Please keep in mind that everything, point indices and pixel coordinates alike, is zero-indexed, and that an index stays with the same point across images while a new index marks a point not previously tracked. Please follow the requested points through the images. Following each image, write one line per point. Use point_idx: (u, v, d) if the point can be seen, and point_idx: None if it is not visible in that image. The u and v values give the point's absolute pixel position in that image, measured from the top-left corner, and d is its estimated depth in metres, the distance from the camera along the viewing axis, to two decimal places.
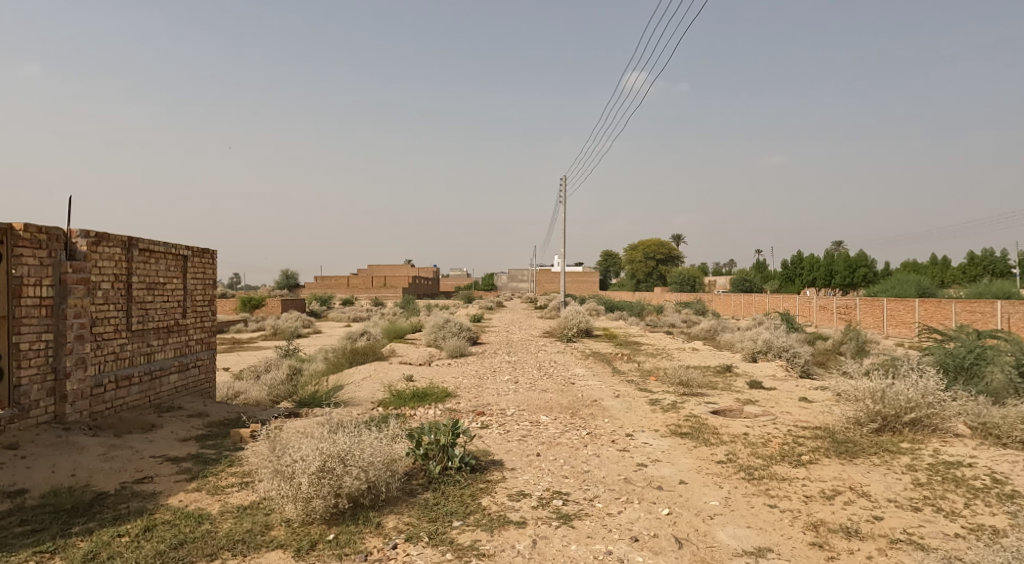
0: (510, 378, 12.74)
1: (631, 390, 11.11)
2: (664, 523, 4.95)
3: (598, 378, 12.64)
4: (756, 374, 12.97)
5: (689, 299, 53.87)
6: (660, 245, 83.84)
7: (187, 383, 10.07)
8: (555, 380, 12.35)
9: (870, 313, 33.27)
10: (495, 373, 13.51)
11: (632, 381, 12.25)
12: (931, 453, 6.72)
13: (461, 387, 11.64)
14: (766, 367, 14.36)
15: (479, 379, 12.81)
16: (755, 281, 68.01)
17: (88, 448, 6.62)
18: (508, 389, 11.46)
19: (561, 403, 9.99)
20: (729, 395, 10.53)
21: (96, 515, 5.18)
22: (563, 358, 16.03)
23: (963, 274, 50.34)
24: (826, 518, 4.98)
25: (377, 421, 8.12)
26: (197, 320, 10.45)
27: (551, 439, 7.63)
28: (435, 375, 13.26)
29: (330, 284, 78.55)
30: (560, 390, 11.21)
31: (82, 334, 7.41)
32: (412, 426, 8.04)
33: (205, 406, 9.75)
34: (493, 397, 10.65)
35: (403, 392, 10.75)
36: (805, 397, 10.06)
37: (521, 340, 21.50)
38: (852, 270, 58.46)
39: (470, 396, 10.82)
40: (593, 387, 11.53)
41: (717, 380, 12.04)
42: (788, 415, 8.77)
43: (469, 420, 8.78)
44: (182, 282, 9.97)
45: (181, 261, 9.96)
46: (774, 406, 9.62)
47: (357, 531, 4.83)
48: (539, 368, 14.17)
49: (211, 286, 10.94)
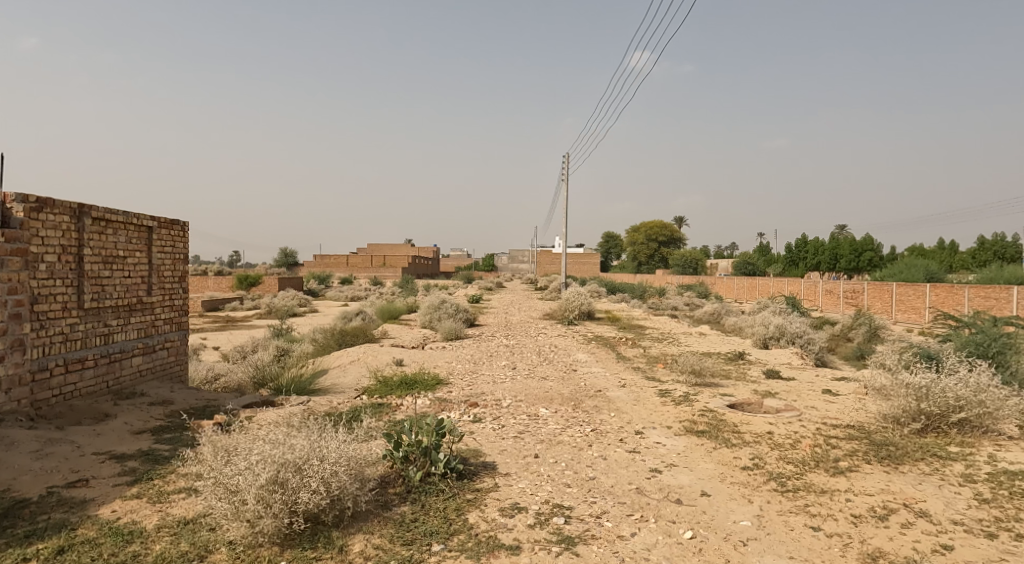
0: (507, 364, 11.87)
1: (638, 380, 10.25)
2: (687, 552, 4.09)
3: (601, 366, 11.76)
4: (772, 363, 12.08)
5: (692, 281, 53.04)
6: (660, 228, 81.55)
7: (153, 367, 9.19)
8: (555, 367, 11.48)
9: (877, 298, 32.42)
10: (492, 358, 12.66)
11: (639, 369, 11.39)
12: (988, 459, 5.85)
13: (454, 374, 10.80)
14: (780, 354, 13.51)
15: (474, 363, 11.97)
16: (758, 264, 67.07)
17: (19, 443, 5.77)
18: (505, 377, 10.61)
19: (562, 394, 9.11)
20: (745, 385, 9.69)
21: (6, 531, 4.34)
22: (565, 342, 15.16)
23: (971, 259, 49.53)
24: (884, 547, 4.13)
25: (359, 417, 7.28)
26: (165, 298, 9.55)
27: (551, 437, 6.78)
28: (427, 360, 12.39)
29: (328, 263, 77.58)
30: (561, 379, 10.34)
31: (19, 313, 6.57)
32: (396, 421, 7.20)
33: (172, 393, 8.87)
34: (488, 385, 9.81)
35: (390, 378, 9.87)
36: (828, 390, 9.20)
37: (521, 321, 20.69)
38: (858, 254, 57.53)
39: (464, 383, 9.98)
40: (596, 375, 10.70)
41: (730, 369, 11.17)
42: (815, 411, 7.90)
43: (460, 414, 7.94)
44: (147, 256, 9.07)
45: (145, 233, 9.06)
46: (796, 398, 8.76)
47: (314, 558, 3.97)
48: (539, 353, 13.34)
49: (183, 261, 10.04)
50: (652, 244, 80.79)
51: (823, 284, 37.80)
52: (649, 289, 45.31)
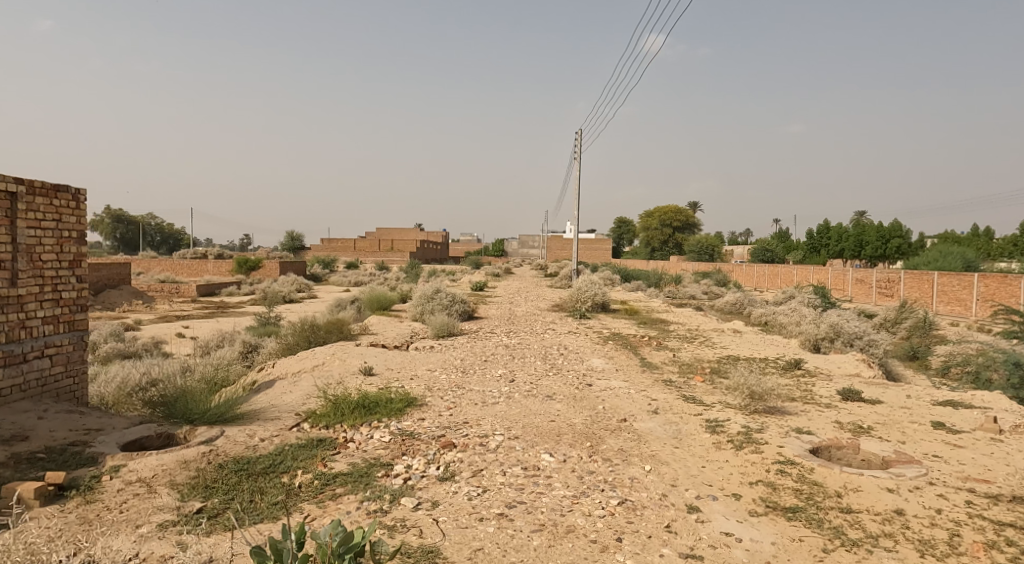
0: (503, 374, 9.41)
1: (674, 402, 7.75)
2: None
3: (623, 378, 9.26)
4: (839, 377, 9.51)
5: (709, 268, 50.40)
6: (677, 211, 78.07)
7: (20, 383, 6.81)
8: (563, 381, 8.99)
9: (915, 288, 29.68)
10: (485, 364, 10.20)
11: (671, 384, 8.90)
12: None
13: (433, 390, 8.37)
14: (842, 361, 10.94)
15: (462, 373, 9.51)
16: (778, 250, 64.07)
17: None
18: (499, 395, 8.14)
19: (572, 427, 6.63)
20: (823, 413, 7.16)
21: None
22: (576, 342, 12.65)
23: (1011, 246, 46.50)
24: None
25: (269, 493, 4.85)
26: (44, 289, 7.19)
27: (557, 519, 4.32)
28: (404, 368, 9.97)
29: (334, 247, 75.37)
30: (571, 400, 7.87)
31: None
32: (319, 499, 4.76)
33: (39, 420, 6.45)
34: (474, 410, 7.36)
35: (344, 396, 7.45)
36: (942, 424, 6.64)
37: (526, 314, 18.23)
38: (885, 240, 54.33)
39: (443, 406, 7.53)
40: (617, 394, 8.19)
41: (789, 385, 8.62)
42: (946, 465, 5.37)
43: (426, 464, 5.49)
44: (8, 231, 6.70)
45: (7, 201, 6.69)
46: (906, 438, 6.21)
47: None
48: (544, 357, 10.88)
49: (78, 240, 7.62)
50: (666, 229, 77.67)
51: (853, 272, 35.10)
52: (664, 277, 42.69)
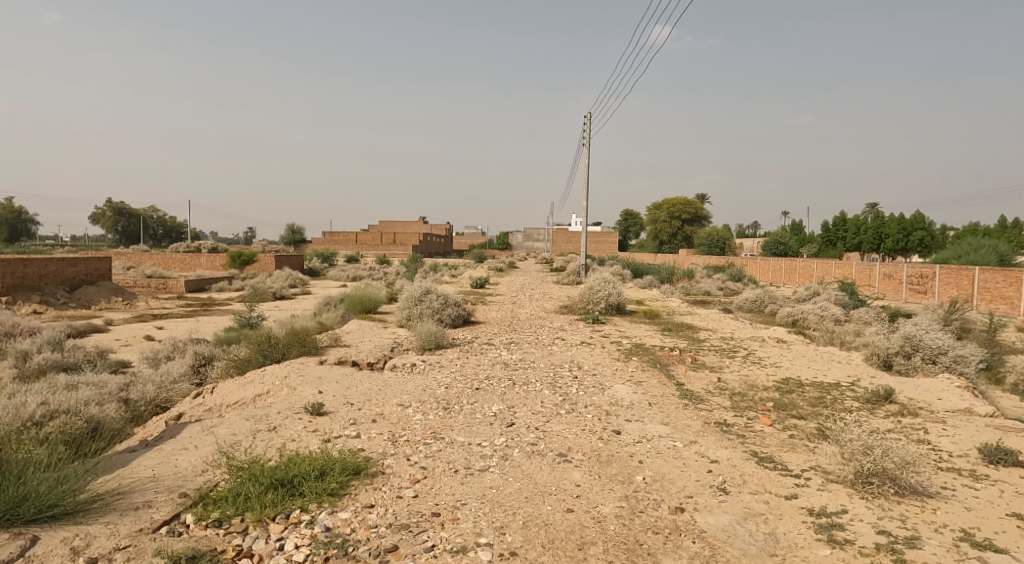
0: (498, 414, 6.92)
1: (747, 469, 5.26)
2: None
3: (662, 419, 6.80)
4: (951, 419, 6.99)
5: (721, 263, 47.84)
6: (685, 204, 74.50)
7: None
8: (580, 425, 6.52)
9: (953, 284, 27.06)
10: (475, 396, 7.75)
11: (731, 431, 6.41)
12: None
13: (400, 443, 5.91)
14: (936, 387, 8.45)
15: (444, 411, 7.04)
16: (793, 244, 61.38)
17: None
18: (491, 453, 5.68)
19: (605, 529, 4.18)
20: (983, 496, 4.67)
21: None
22: (592, 359, 10.18)
23: None
24: None
25: None
26: None
27: None
28: (369, 402, 7.51)
29: (336, 239, 73.03)
30: (594, 464, 5.39)
31: None
32: None
33: None
34: (452, 487, 4.88)
35: (260, 460, 5.00)
36: None
37: (530, 317, 15.77)
38: (907, 233, 51.51)
39: (407, 477, 5.06)
40: (659, 452, 5.71)
41: (900, 436, 6.11)
42: None
43: None
44: None
45: None
46: None
47: None
48: (552, 383, 8.43)
49: None
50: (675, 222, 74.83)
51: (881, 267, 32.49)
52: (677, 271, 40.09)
